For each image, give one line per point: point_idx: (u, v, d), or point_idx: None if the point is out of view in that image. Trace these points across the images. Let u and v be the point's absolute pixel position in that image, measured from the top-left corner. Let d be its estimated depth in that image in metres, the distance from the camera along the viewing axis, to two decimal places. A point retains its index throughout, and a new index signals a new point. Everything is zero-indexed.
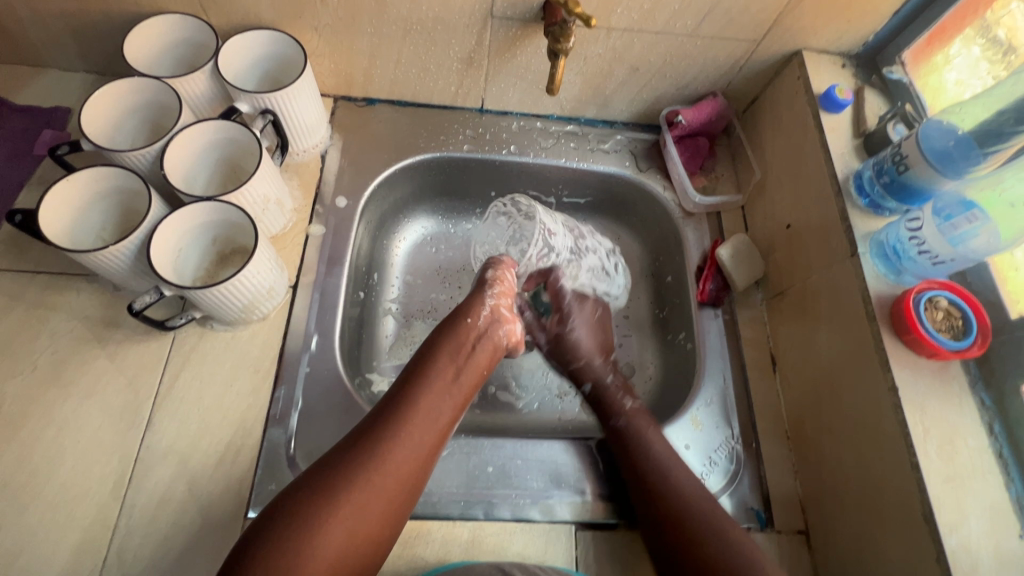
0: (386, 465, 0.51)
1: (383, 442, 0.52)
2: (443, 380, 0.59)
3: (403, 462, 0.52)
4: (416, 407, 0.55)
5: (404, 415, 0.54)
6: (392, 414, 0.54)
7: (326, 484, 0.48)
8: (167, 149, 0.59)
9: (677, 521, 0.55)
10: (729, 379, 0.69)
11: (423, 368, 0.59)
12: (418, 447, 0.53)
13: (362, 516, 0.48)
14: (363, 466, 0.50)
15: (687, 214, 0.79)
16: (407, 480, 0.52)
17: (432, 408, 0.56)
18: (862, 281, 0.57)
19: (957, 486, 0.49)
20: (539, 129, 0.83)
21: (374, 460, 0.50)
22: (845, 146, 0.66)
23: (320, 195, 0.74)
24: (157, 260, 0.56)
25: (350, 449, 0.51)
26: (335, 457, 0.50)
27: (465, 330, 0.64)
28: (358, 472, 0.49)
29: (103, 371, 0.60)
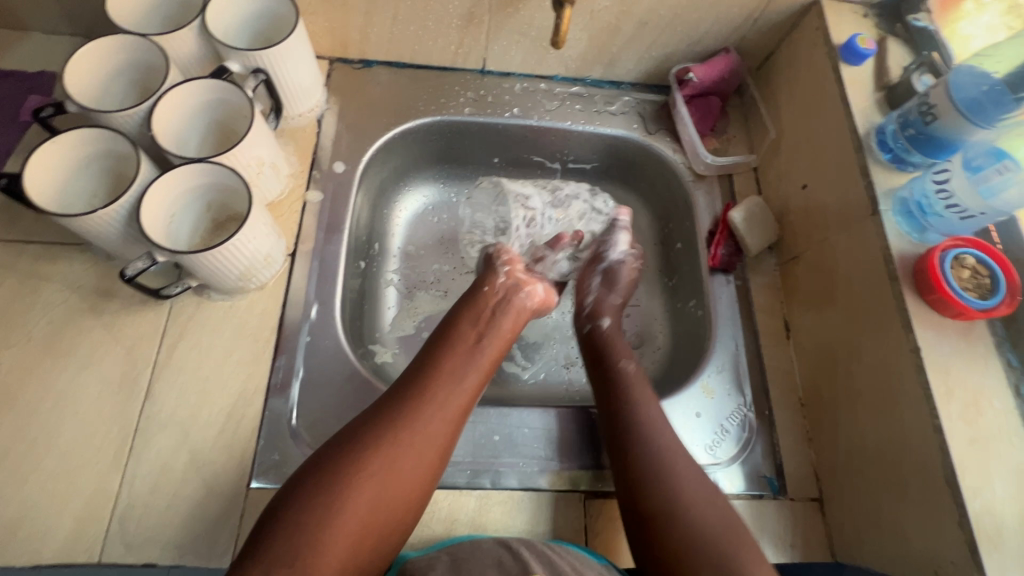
0: (411, 429, 0.49)
1: (409, 408, 0.50)
2: (467, 347, 0.57)
3: (430, 426, 0.50)
4: (442, 373, 0.54)
5: (429, 381, 0.53)
6: (416, 382, 0.53)
7: (349, 453, 0.46)
8: (155, 108, 0.56)
9: (650, 492, 0.51)
10: (741, 346, 0.68)
11: (445, 337, 0.58)
12: (448, 411, 0.51)
13: (389, 482, 0.46)
14: (389, 432, 0.48)
15: (698, 177, 0.76)
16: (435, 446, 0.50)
17: (459, 373, 0.54)
18: (884, 240, 0.55)
19: (983, 449, 0.47)
20: (543, 90, 0.80)
21: (400, 426, 0.49)
22: (866, 99, 0.62)
23: (317, 161, 0.71)
24: (150, 225, 0.54)
25: (374, 418, 0.49)
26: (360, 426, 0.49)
27: (484, 298, 0.63)
28: (383, 438, 0.48)
29: (99, 342, 0.59)
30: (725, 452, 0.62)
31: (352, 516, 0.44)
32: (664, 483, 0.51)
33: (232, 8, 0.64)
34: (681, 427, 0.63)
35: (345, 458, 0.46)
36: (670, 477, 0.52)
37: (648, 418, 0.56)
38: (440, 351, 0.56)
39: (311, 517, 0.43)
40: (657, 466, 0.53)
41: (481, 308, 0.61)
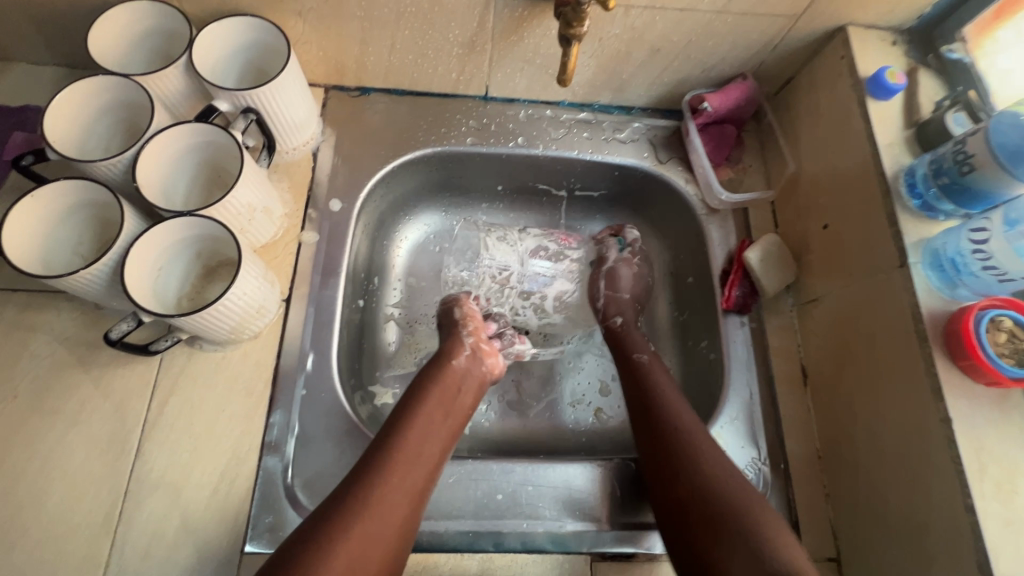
0: (368, 520, 0.46)
1: (365, 498, 0.48)
2: (425, 426, 0.55)
3: (386, 515, 0.48)
4: (399, 455, 0.52)
5: (383, 464, 0.51)
6: (371, 467, 0.50)
7: (307, 552, 0.43)
8: (139, 157, 0.54)
9: (696, 504, 0.50)
10: (755, 394, 0.64)
11: (400, 416, 0.56)
12: (404, 497, 0.50)
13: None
14: (345, 527, 0.46)
15: (712, 211, 0.73)
16: (395, 535, 0.48)
17: (417, 453, 0.53)
18: (913, 297, 0.51)
19: (1019, 532, 0.44)
20: (549, 117, 0.76)
21: (356, 518, 0.46)
22: (894, 138, 0.58)
23: (313, 198, 0.68)
24: (136, 282, 0.52)
25: (330, 510, 0.47)
26: (317, 519, 0.46)
27: (451, 371, 0.62)
28: (340, 533, 0.45)
29: (87, 397, 0.56)
30: None
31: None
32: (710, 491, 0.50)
33: (221, 41, 0.61)
34: None
35: (304, 558, 0.43)
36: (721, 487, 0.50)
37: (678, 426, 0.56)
38: (394, 430, 0.54)
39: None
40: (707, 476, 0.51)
41: (443, 382, 0.60)
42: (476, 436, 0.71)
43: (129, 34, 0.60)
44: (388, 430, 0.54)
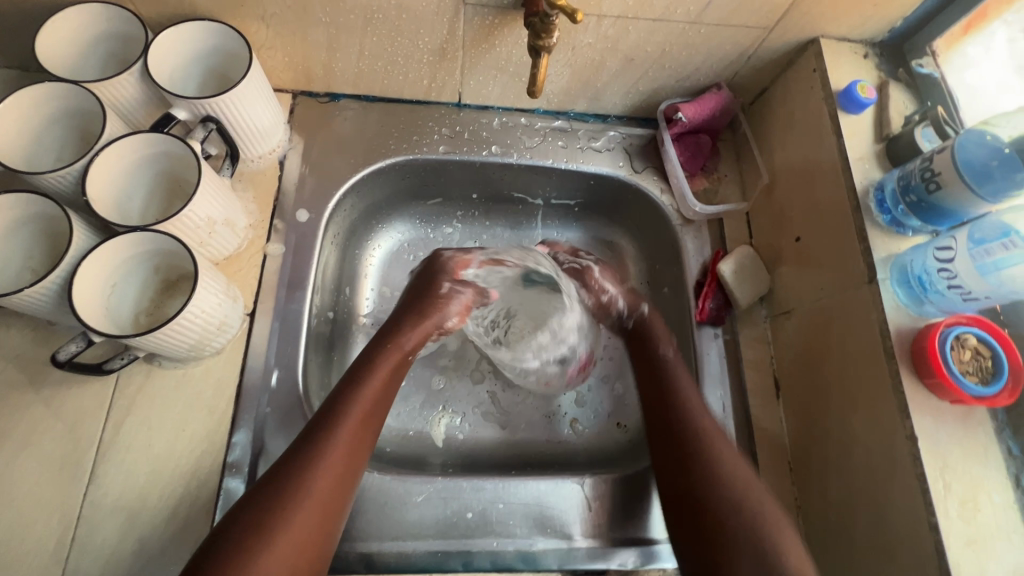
0: (296, 518, 0.45)
1: (297, 493, 0.46)
2: (363, 411, 0.53)
3: (314, 509, 0.46)
4: (335, 445, 0.49)
5: (317, 454, 0.48)
6: (304, 458, 0.48)
7: (232, 554, 0.41)
8: (90, 169, 0.52)
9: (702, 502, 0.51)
10: (728, 407, 0.64)
11: (339, 398, 0.53)
12: (331, 488, 0.48)
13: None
14: (273, 524, 0.44)
15: (686, 221, 0.72)
16: (320, 536, 0.46)
17: (350, 442, 0.50)
18: (881, 313, 0.51)
19: (981, 549, 0.45)
20: (523, 125, 0.75)
21: (285, 516, 0.44)
22: (864, 152, 0.58)
23: (279, 208, 0.66)
24: (87, 298, 0.50)
25: (260, 503, 0.45)
26: (246, 513, 0.44)
27: (393, 355, 0.59)
28: (269, 530, 0.43)
29: (38, 418, 0.54)
30: None
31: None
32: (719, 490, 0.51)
33: (179, 46, 0.58)
34: None
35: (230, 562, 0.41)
36: (740, 492, 0.50)
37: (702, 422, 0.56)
38: (333, 417, 0.51)
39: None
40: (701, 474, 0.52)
41: (384, 364, 0.57)
42: (449, 450, 0.70)
43: (81, 38, 0.58)
44: (326, 416, 0.51)
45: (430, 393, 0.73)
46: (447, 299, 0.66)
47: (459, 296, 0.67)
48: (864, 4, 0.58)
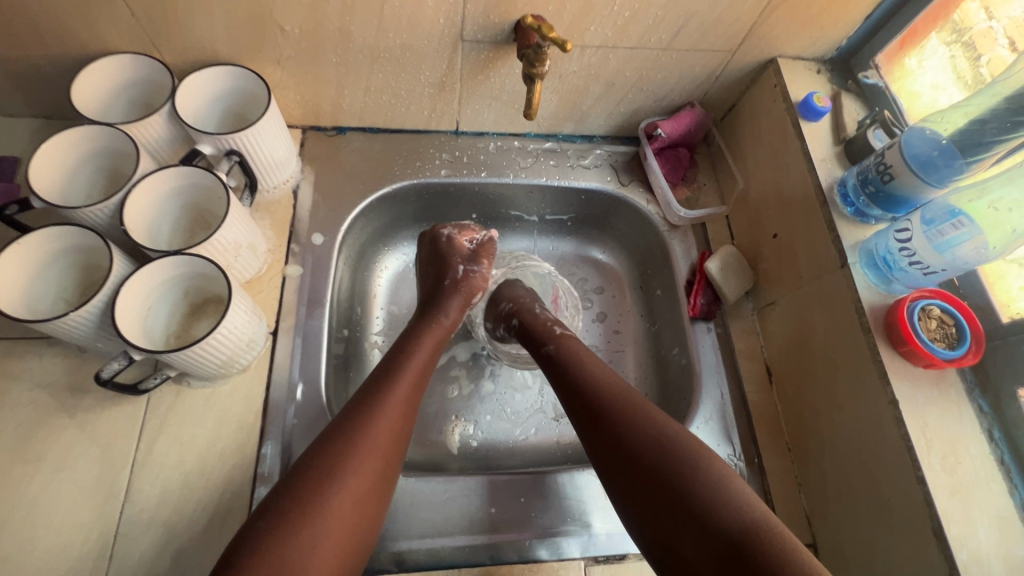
0: (357, 464, 0.48)
1: (359, 445, 0.49)
2: (416, 369, 0.58)
3: (379, 454, 0.50)
4: (387, 407, 0.53)
5: (371, 412, 0.52)
6: (362, 413, 0.52)
7: (306, 493, 0.45)
8: (127, 201, 0.56)
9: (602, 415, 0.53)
10: (727, 395, 0.69)
11: (392, 365, 0.58)
12: (388, 445, 0.52)
13: (336, 533, 0.45)
14: (341, 468, 0.48)
15: (672, 227, 0.78)
16: (377, 490, 0.49)
17: (400, 408, 0.54)
18: (855, 292, 0.57)
19: (964, 497, 0.49)
20: (517, 147, 0.81)
21: (343, 474, 0.47)
22: (826, 154, 0.65)
23: (295, 233, 0.71)
24: (126, 322, 0.53)
25: (321, 452, 0.48)
26: (307, 462, 0.48)
27: (434, 323, 0.66)
28: (340, 468, 0.48)
29: (73, 442, 0.56)
30: None
31: (305, 566, 0.42)
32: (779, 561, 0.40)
33: (202, 90, 0.64)
34: None
35: (303, 500, 0.45)
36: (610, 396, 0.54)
37: (689, 448, 0.48)
38: (386, 383, 0.56)
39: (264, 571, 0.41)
40: (723, 527, 0.42)
41: (432, 333, 0.64)
42: (465, 456, 0.73)
43: (109, 85, 0.63)
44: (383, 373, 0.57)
45: (445, 403, 0.76)
46: (467, 280, 0.72)
47: (475, 273, 0.73)
48: (811, 27, 0.66)
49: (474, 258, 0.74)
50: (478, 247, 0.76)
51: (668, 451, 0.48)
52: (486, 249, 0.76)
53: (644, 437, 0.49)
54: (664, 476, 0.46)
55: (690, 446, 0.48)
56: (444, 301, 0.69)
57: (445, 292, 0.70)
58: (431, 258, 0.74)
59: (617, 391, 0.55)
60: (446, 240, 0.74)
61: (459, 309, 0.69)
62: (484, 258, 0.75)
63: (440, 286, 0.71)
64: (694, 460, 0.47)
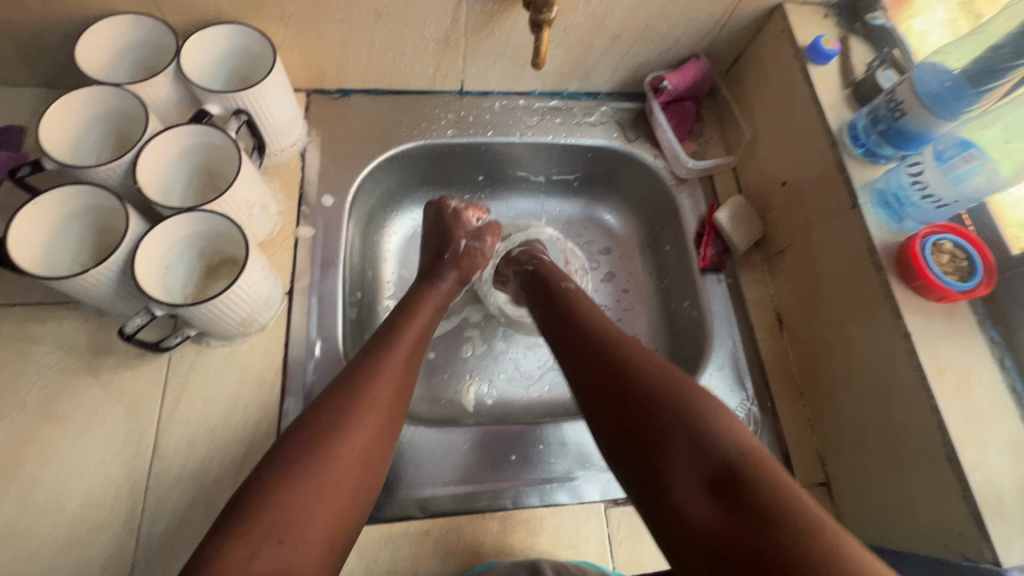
0: (359, 418, 0.49)
1: (362, 400, 0.50)
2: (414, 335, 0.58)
3: (379, 412, 0.50)
4: (382, 371, 0.53)
5: (370, 370, 0.52)
6: (363, 372, 0.52)
7: (307, 448, 0.46)
8: (138, 161, 0.55)
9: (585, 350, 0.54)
10: (738, 342, 0.69)
11: (391, 328, 0.59)
12: (389, 403, 0.52)
13: (340, 485, 0.46)
14: (343, 421, 0.48)
15: (680, 180, 0.78)
16: (380, 446, 0.50)
17: (398, 370, 0.54)
18: (867, 231, 0.58)
19: (976, 423, 0.50)
20: (522, 106, 0.81)
21: (342, 433, 0.47)
22: (835, 97, 0.65)
23: (305, 196, 0.71)
24: (144, 278, 0.53)
25: (322, 406, 0.49)
26: (307, 420, 0.48)
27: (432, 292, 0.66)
28: (339, 426, 0.48)
29: (98, 401, 0.57)
30: None
31: (306, 520, 0.43)
32: (774, 492, 0.40)
33: (205, 50, 0.63)
34: None
35: (303, 453, 0.46)
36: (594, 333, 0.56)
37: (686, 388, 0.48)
38: (384, 347, 0.56)
39: (267, 517, 0.42)
40: (719, 456, 0.43)
41: (431, 299, 0.65)
42: (480, 412, 0.74)
43: (113, 48, 0.62)
44: (381, 338, 0.57)
45: (459, 363, 0.77)
46: (468, 255, 0.72)
47: (477, 250, 0.73)
48: None
49: (478, 235, 0.74)
50: (484, 225, 0.76)
51: (660, 386, 0.48)
52: (491, 229, 0.76)
53: (640, 371, 0.50)
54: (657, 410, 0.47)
55: (683, 383, 0.48)
56: (442, 269, 0.70)
57: (444, 265, 0.70)
58: (433, 228, 0.74)
59: (612, 335, 0.55)
60: (452, 214, 0.74)
61: (456, 282, 0.70)
62: (488, 236, 0.75)
63: (440, 258, 0.71)
64: (687, 397, 0.47)
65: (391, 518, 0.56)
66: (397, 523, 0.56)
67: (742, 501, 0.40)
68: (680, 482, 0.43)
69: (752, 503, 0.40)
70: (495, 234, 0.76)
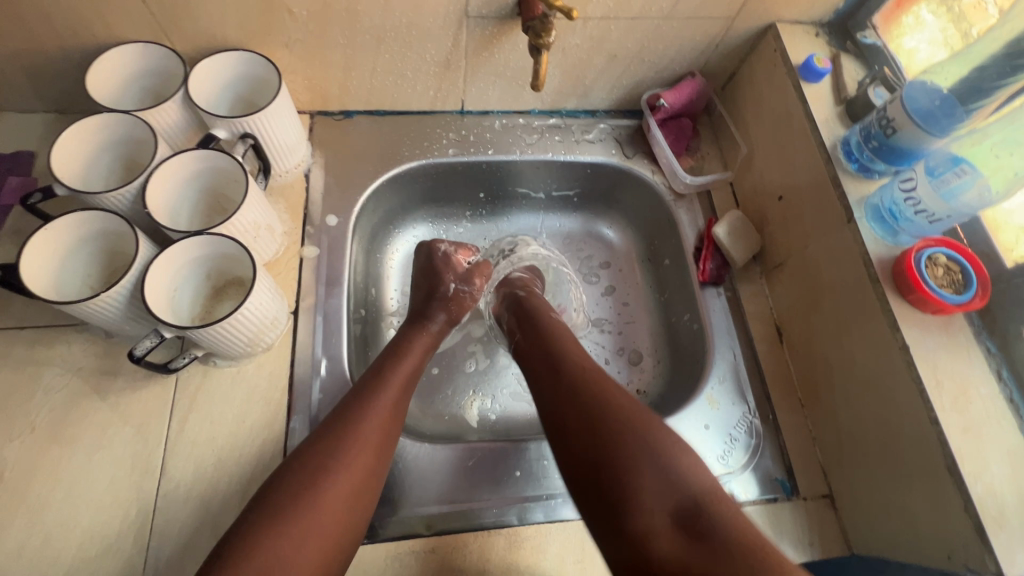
0: (350, 456, 0.49)
1: (350, 443, 0.50)
2: (404, 376, 0.59)
3: (369, 451, 0.51)
4: (372, 410, 0.53)
5: (364, 407, 0.53)
6: (355, 408, 0.53)
7: (298, 490, 0.46)
8: (147, 186, 0.57)
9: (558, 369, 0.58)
10: (739, 355, 0.70)
11: (383, 365, 0.59)
12: (379, 441, 0.52)
13: (329, 527, 0.45)
14: (336, 457, 0.49)
15: (678, 195, 0.80)
16: (371, 482, 0.50)
17: (389, 407, 0.55)
18: (862, 246, 0.59)
19: (976, 434, 0.51)
20: (522, 125, 0.82)
21: (331, 475, 0.47)
22: (828, 114, 0.67)
23: (309, 216, 0.72)
24: (154, 302, 0.54)
25: (313, 445, 0.49)
26: (298, 461, 0.48)
27: (421, 337, 0.66)
28: (330, 467, 0.48)
29: (106, 422, 0.57)
30: (735, 462, 0.64)
31: (294, 564, 0.42)
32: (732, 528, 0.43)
33: (212, 77, 0.65)
34: (694, 441, 0.65)
35: (295, 493, 0.45)
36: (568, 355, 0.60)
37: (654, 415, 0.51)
38: (376, 384, 0.56)
39: (253, 560, 0.41)
40: (684, 494, 0.45)
41: (421, 338, 0.66)
42: (484, 428, 0.75)
43: (123, 75, 0.64)
44: (371, 378, 0.57)
45: (462, 379, 0.78)
46: (457, 297, 0.72)
47: (466, 293, 0.73)
48: None
49: (466, 278, 0.74)
50: (473, 266, 0.76)
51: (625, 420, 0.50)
52: (480, 270, 0.76)
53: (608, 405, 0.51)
54: (623, 444, 0.48)
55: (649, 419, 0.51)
56: (431, 309, 0.70)
57: (433, 307, 0.71)
58: (423, 270, 0.75)
59: (580, 368, 0.57)
60: (440, 257, 0.75)
61: (445, 323, 0.70)
62: (477, 279, 0.75)
63: (429, 301, 0.71)
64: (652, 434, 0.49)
65: (397, 537, 0.57)
66: (403, 541, 0.56)
67: (705, 532, 0.42)
68: (647, 509, 0.45)
69: (716, 535, 0.42)
70: (483, 273, 0.77)
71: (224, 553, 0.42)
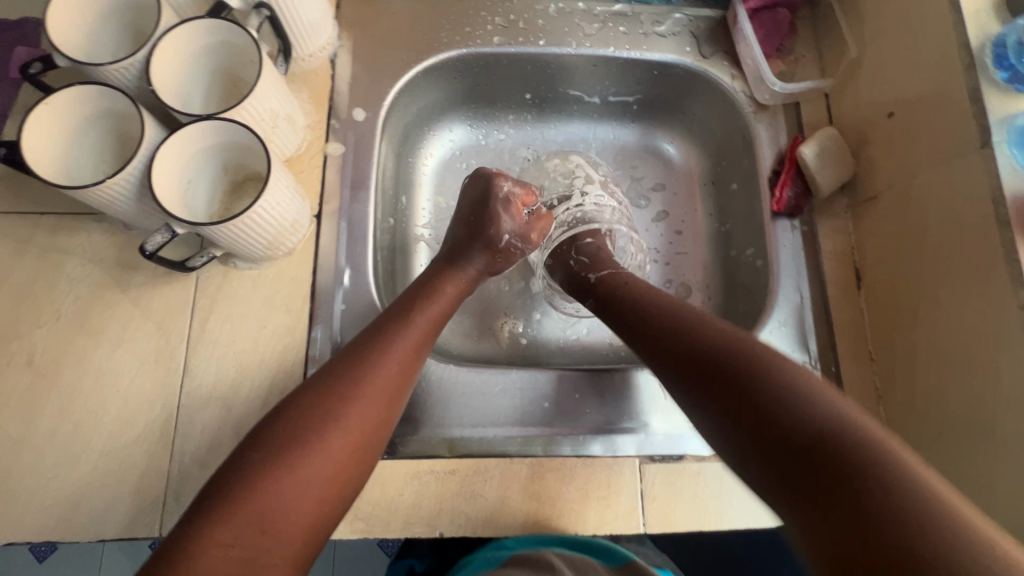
0: (359, 410, 0.45)
1: (361, 390, 0.46)
2: (432, 319, 0.53)
3: (382, 400, 0.47)
4: (388, 356, 0.49)
5: (378, 358, 0.48)
6: (368, 354, 0.48)
7: (303, 433, 0.42)
8: (151, 59, 0.50)
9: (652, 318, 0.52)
10: (806, 298, 0.62)
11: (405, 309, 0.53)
12: (393, 388, 0.48)
13: (327, 478, 0.42)
14: (341, 411, 0.44)
15: (760, 107, 0.67)
16: (374, 440, 0.46)
17: (405, 357, 0.49)
18: (995, 178, 0.48)
19: None
20: (582, 11, 0.70)
21: (338, 425, 0.43)
22: (980, 4, 0.52)
23: (334, 109, 0.64)
24: (165, 194, 0.50)
25: (317, 393, 0.45)
26: (301, 402, 0.44)
27: (454, 282, 0.58)
28: (338, 416, 0.44)
29: (129, 316, 0.56)
30: None
31: (289, 513, 0.40)
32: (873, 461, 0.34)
33: None
34: None
35: (298, 437, 0.42)
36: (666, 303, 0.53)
37: (770, 365, 0.42)
38: (397, 325, 0.51)
39: (244, 510, 0.38)
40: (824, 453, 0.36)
41: (454, 284, 0.58)
42: (513, 352, 0.71)
43: None
44: (393, 320, 0.52)
45: (492, 299, 0.73)
46: (508, 251, 0.63)
47: (518, 248, 0.63)
48: None
49: (525, 233, 0.63)
50: (534, 216, 0.65)
51: (738, 366, 0.43)
52: (541, 221, 0.65)
53: (717, 362, 0.44)
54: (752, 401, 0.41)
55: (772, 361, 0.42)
56: (471, 253, 0.61)
57: (475, 251, 0.61)
58: (476, 203, 0.63)
59: (680, 318, 0.50)
60: (502, 198, 0.62)
61: (483, 269, 0.62)
62: (535, 233, 0.64)
63: (473, 241, 0.62)
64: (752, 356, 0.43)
65: (416, 456, 0.55)
66: (422, 460, 0.54)
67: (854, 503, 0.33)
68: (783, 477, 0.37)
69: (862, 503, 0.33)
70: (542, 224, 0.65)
71: (214, 496, 0.39)
